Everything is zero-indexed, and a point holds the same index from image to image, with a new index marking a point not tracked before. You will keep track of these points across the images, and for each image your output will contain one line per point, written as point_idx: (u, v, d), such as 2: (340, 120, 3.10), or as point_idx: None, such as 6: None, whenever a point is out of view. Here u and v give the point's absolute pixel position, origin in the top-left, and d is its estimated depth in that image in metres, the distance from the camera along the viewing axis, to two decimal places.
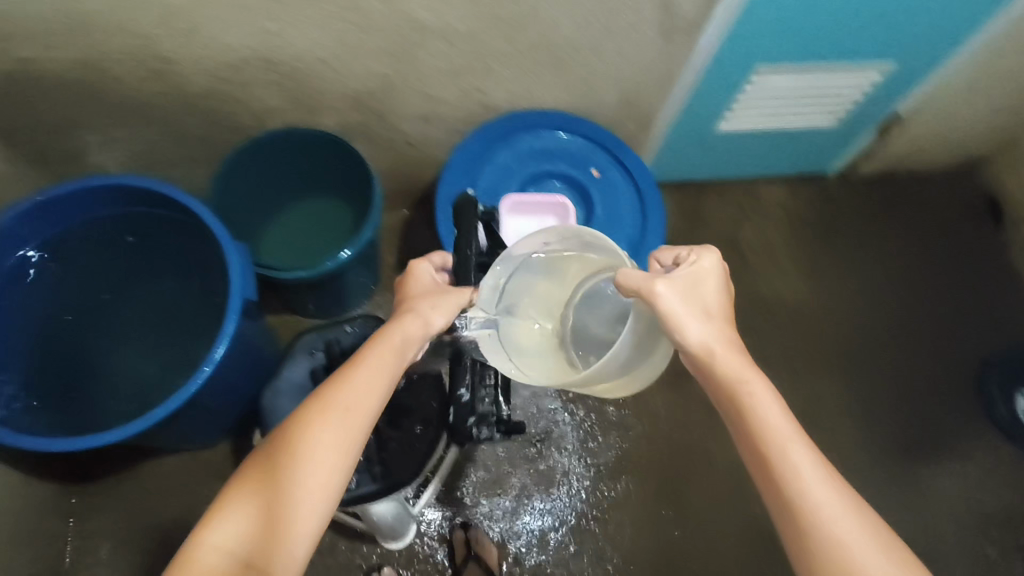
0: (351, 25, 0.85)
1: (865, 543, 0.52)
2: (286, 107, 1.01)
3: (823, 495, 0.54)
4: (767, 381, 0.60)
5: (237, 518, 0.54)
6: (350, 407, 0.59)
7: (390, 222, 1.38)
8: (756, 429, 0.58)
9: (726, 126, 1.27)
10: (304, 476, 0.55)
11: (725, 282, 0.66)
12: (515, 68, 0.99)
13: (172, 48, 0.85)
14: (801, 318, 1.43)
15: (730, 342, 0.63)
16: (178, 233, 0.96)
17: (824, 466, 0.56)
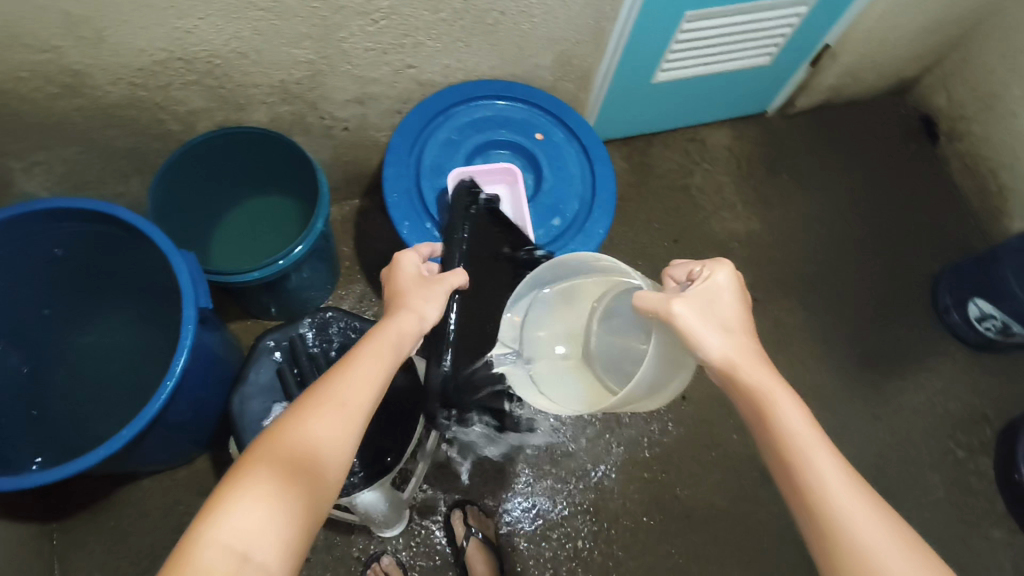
0: (265, 12, 0.83)
1: (896, 554, 0.48)
2: (213, 106, 0.98)
3: (850, 503, 0.51)
4: (790, 388, 0.58)
5: (249, 506, 0.50)
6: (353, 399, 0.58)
7: (343, 212, 1.36)
8: (779, 434, 0.55)
9: (664, 76, 1.28)
10: (310, 467, 0.53)
11: (743, 299, 0.65)
12: (444, 40, 0.98)
13: (86, 58, 0.81)
14: (758, 253, 1.46)
15: (754, 355, 0.61)
16: (123, 254, 0.93)
17: (847, 470, 0.53)
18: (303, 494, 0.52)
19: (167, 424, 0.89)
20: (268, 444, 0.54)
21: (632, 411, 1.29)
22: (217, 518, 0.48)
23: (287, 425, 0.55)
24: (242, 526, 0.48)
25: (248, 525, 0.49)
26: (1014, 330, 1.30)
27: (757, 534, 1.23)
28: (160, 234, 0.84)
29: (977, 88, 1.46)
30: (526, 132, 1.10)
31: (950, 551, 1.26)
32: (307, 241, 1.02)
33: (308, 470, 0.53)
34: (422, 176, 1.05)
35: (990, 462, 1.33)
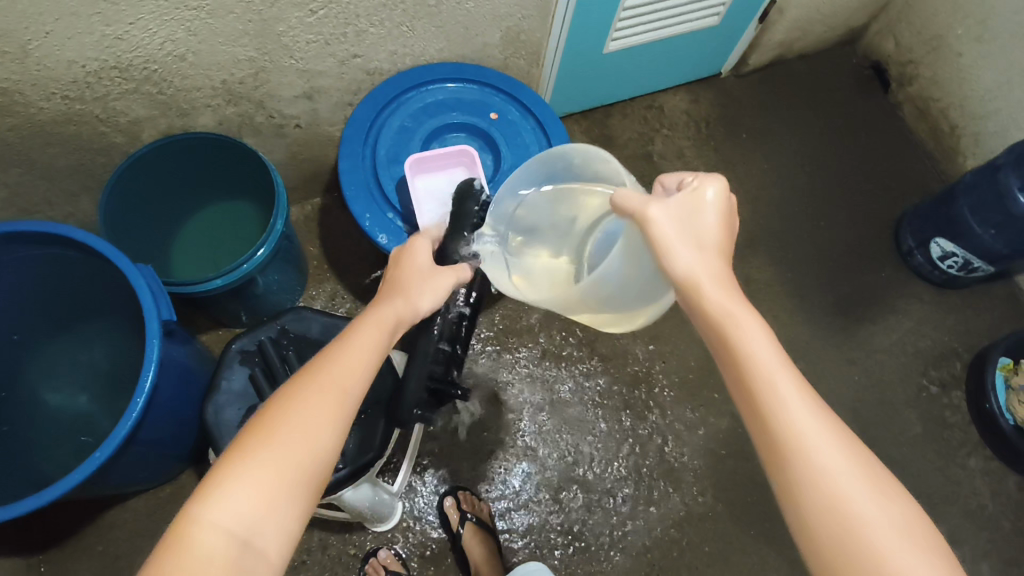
0: (197, 12, 0.81)
1: (855, 479, 0.48)
2: (156, 114, 0.95)
3: (812, 428, 0.50)
4: (760, 316, 0.56)
5: (237, 497, 0.49)
6: (345, 377, 0.56)
7: (306, 211, 1.34)
8: (743, 360, 0.53)
9: (615, 44, 1.27)
10: (300, 449, 0.52)
11: (728, 214, 0.62)
12: (387, 27, 0.96)
13: (15, 75, 0.78)
14: None
15: (722, 277, 0.59)
16: (80, 275, 0.91)
17: (813, 400, 0.51)
18: (296, 480, 0.51)
19: (143, 443, 0.87)
20: (255, 429, 0.52)
21: (614, 383, 1.30)
22: (208, 506, 0.48)
23: (273, 409, 0.54)
24: (235, 512, 0.48)
25: (241, 513, 0.48)
26: (974, 265, 1.34)
27: (745, 488, 1.26)
28: (114, 250, 0.82)
29: (922, 31, 1.48)
30: (480, 112, 1.09)
31: (930, 483, 1.30)
32: (269, 243, 1.01)
33: (300, 451, 0.52)
34: (378, 166, 1.03)
35: (962, 394, 1.36)
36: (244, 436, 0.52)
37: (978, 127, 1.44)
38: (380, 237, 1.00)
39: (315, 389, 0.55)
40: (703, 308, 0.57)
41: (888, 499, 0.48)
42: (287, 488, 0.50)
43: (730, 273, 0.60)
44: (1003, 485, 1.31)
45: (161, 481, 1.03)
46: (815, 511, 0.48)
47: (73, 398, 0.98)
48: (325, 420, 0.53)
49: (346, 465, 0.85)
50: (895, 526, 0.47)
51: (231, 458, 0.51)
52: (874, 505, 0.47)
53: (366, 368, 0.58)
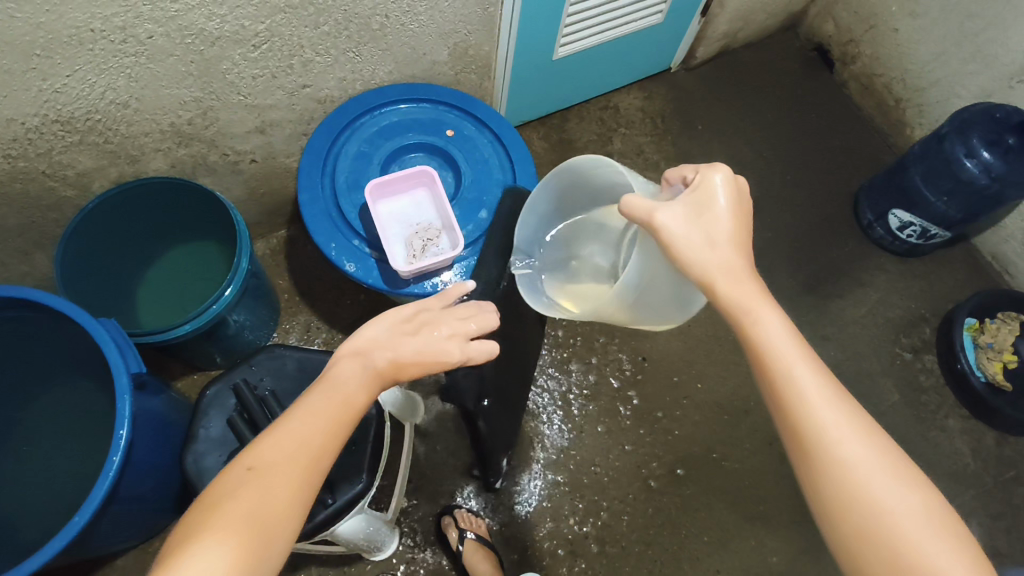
0: (135, 57, 0.80)
1: (877, 469, 0.50)
2: (104, 163, 0.93)
3: (828, 410, 0.52)
4: (779, 309, 0.58)
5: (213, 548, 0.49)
6: (323, 435, 0.58)
7: (273, 243, 1.32)
8: (764, 355, 0.55)
9: (563, 51, 1.28)
10: (274, 505, 0.53)
11: (740, 206, 0.62)
12: (331, 55, 0.95)
13: None
14: None
15: (739, 270, 0.59)
16: (42, 336, 0.88)
17: (834, 389, 0.53)
18: (267, 537, 0.52)
19: (124, 501, 0.85)
20: (237, 478, 0.54)
21: (600, 382, 1.31)
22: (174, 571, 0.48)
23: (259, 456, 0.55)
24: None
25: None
26: (932, 233, 1.37)
27: (736, 473, 1.27)
28: (76, 308, 0.80)
29: (858, 10, 1.52)
30: (436, 130, 1.09)
31: (913, 448, 1.33)
32: (235, 282, 0.99)
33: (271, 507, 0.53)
34: (338, 195, 1.03)
35: (935, 358, 1.40)
36: (218, 500, 0.52)
37: (922, 98, 1.48)
38: (347, 264, 0.99)
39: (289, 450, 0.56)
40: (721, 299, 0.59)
41: (906, 484, 0.50)
42: (261, 540, 0.51)
43: (747, 262, 0.61)
44: (982, 442, 1.34)
45: (147, 537, 1.00)
46: (836, 496, 0.50)
47: (48, 461, 0.95)
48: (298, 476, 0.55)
49: (332, 504, 0.83)
50: (919, 512, 0.49)
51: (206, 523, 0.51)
52: (894, 494, 0.49)
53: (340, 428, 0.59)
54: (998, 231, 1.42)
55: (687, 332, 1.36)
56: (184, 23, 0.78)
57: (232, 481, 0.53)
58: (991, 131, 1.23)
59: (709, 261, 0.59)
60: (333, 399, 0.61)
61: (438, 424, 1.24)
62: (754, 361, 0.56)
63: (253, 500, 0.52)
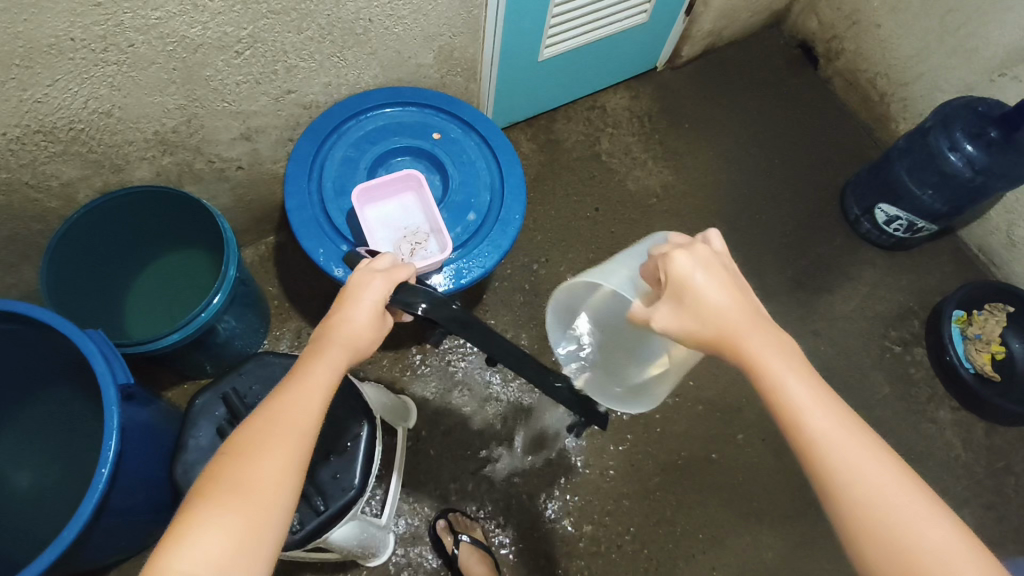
0: (117, 66, 0.79)
1: (905, 504, 0.48)
2: (88, 173, 0.92)
3: (858, 456, 0.50)
4: (788, 351, 0.55)
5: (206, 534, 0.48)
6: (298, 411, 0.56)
7: (262, 250, 1.32)
8: (781, 401, 0.53)
9: (548, 52, 1.28)
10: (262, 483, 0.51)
11: (718, 268, 0.60)
12: (315, 60, 0.95)
13: None
14: (677, 205, 1.49)
15: (745, 321, 0.57)
16: (29, 348, 0.87)
17: (853, 427, 0.51)
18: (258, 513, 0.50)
19: (115, 514, 0.84)
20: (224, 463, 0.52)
21: None
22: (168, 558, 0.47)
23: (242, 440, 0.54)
24: (204, 553, 0.47)
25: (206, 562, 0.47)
26: (918, 226, 1.38)
27: (728, 469, 1.27)
28: (62, 320, 0.79)
29: (841, 6, 1.53)
30: (423, 133, 1.09)
31: (904, 440, 1.33)
32: (223, 290, 0.98)
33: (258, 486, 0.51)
34: (325, 200, 1.02)
35: (923, 350, 1.41)
36: (208, 482, 0.52)
37: (905, 93, 1.49)
38: (336, 270, 0.99)
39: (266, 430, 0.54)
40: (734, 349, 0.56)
41: (943, 525, 0.48)
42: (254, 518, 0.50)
43: (754, 309, 0.58)
44: (972, 433, 1.35)
45: (138, 549, 0.99)
46: (869, 544, 0.48)
47: (37, 475, 0.94)
48: (280, 453, 0.53)
49: (322, 511, 0.83)
50: (952, 545, 0.47)
51: (195, 504, 0.50)
52: (925, 530, 0.47)
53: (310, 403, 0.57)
54: (984, 223, 1.43)
55: None
56: (166, 31, 0.78)
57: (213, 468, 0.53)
58: (975, 125, 1.21)
59: (712, 319, 0.57)
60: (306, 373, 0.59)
61: (431, 428, 1.24)
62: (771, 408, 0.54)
63: (234, 481, 0.51)
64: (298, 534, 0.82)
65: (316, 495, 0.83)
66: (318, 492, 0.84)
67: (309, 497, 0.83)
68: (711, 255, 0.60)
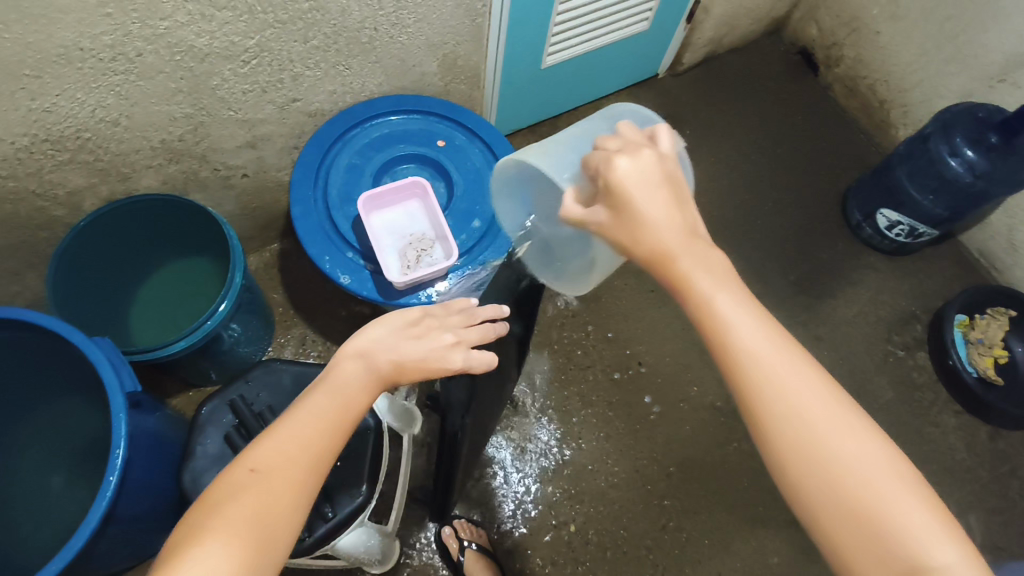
0: (125, 75, 0.80)
1: (839, 426, 0.48)
2: (95, 181, 0.93)
3: (792, 379, 0.49)
4: (731, 281, 0.53)
5: (210, 552, 0.48)
6: (323, 432, 0.57)
7: (266, 258, 1.32)
8: (716, 331, 0.51)
9: (550, 61, 1.29)
10: (270, 508, 0.52)
11: (657, 180, 0.56)
12: (320, 68, 0.95)
13: None
14: None
15: (684, 248, 0.54)
16: (36, 356, 0.88)
17: (791, 352, 0.51)
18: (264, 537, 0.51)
19: (123, 522, 0.84)
20: (234, 481, 0.53)
21: (596, 389, 1.31)
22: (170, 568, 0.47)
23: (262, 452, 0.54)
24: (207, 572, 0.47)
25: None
26: (920, 231, 1.39)
27: (733, 474, 1.27)
28: (70, 328, 0.80)
29: (840, 13, 1.54)
30: (428, 141, 1.09)
31: (908, 444, 1.33)
32: (229, 297, 0.99)
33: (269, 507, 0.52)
34: (331, 208, 1.03)
35: (927, 355, 1.41)
36: (218, 500, 0.52)
37: (905, 99, 1.50)
38: (342, 277, 0.99)
39: (291, 454, 0.54)
40: (667, 271, 0.54)
41: (868, 436, 0.49)
42: (262, 542, 0.50)
43: (690, 221, 0.56)
44: (976, 437, 1.35)
45: (144, 558, 0.99)
46: (803, 466, 0.48)
47: (43, 483, 0.94)
48: (299, 476, 0.54)
49: (331, 518, 0.83)
50: (882, 460, 0.48)
51: (205, 522, 0.50)
52: (858, 449, 0.48)
53: (338, 432, 0.58)
54: (984, 228, 1.44)
55: (681, 335, 1.36)
56: (173, 40, 0.78)
57: (236, 480, 0.52)
58: (974, 131, 1.23)
59: (646, 231, 0.54)
60: (339, 398, 0.60)
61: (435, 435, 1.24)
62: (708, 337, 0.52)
63: (259, 499, 0.51)
64: (305, 542, 0.82)
65: (325, 501, 0.83)
66: (327, 498, 0.84)
67: (318, 502, 0.83)
68: (655, 157, 0.57)
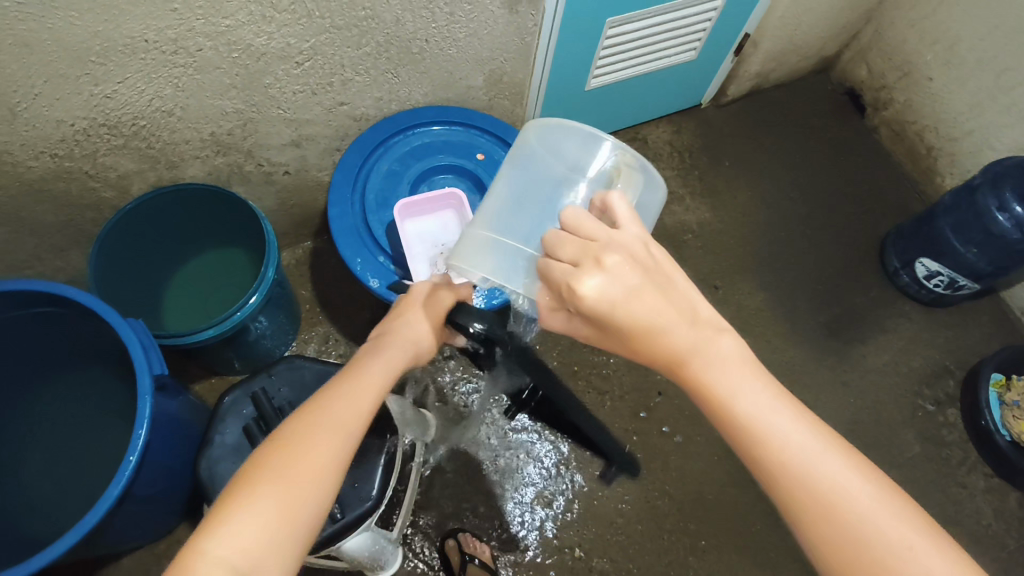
0: (185, 68, 0.82)
1: (891, 531, 0.47)
2: (145, 168, 0.96)
3: (831, 482, 0.48)
4: (755, 379, 0.52)
5: (243, 525, 0.48)
6: (349, 407, 0.58)
7: (299, 255, 1.34)
8: (748, 435, 0.51)
9: (593, 84, 1.30)
10: (306, 472, 0.52)
11: (634, 287, 0.53)
12: (369, 75, 0.97)
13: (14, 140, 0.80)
14: (713, 242, 1.49)
15: (700, 347, 0.53)
16: (71, 332, 0.90)
17: (827, 452, 0.49)
18: (296, 506, 0.51)
19: (137, 503, 0.85)
20: (263, 456, 0.53)
21: (614, 415, 1.30)
22: (212, 537, 0.48)
23: (293, 430, 0.55)
24: (244, 542, 0.48)
25: (255, 540, 0.48)
26: (960, 283, 1.35)
27: (747, 515, 1.25)
28: (107, 307, 0.82)
29: (892, 57, 1.52)
30: (467, 153, 1.10)
31: (932, 502, 1.29)
32: (260, 290, 1.00)
33: (304, 476, 0.52)
34: (367, 211, 1.05)
35: (958, 411, 1.37)
36: (249, 473, 0.52)
37: (954, 148, 1.47)
38: (371, 280, 1.00)
39: (322, 424, 0.55)
40: (690, 376, 0.53)
41: (936, 547, 0.46)
42: (293, 512, 0.50)
43: (695, 312, 0.55)
44: (1005, 502, 1.30)
45: (153, 540, 1.01)
46: None
47: (65, 458, 0.96)
48: (331, 448, 0.54)
49: (339, 519, 0.83)
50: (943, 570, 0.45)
51: (236, 494, 0.50)
52: (916, 558, 0.46)
53: (366, 407, 0.59)
54: None
55: None
56: (233, 38, 0.81)
57: (264, 453, 0.53)
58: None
59: (656, 337, 0.53)
60: (358, 378, 0.61)
61: (448, 446, 1.24)
62: (738, 442, 0.51)
63: (291, 468, 0.52)
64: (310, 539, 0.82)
65: (335, 502, 0.84)
66: (337, 500, 0.84)
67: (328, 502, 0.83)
68: (622, 265, 0.54)
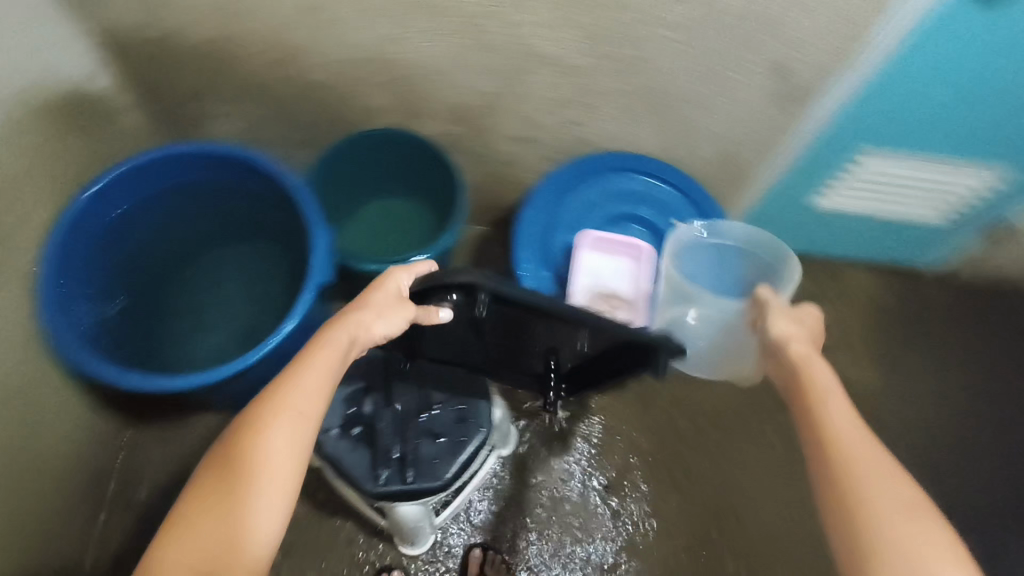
0: (467, 42, 0.91)
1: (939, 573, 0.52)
2: (393, 108, 1.07)
3: (895, 509, 0.55)
4: (853, 412, 0.64)
5: (197, 536, 0.55)
6: (292, 415, 0.61)
7: (472, 239, 1.40)
8: (837, 446, 0.60)
9: (821, 204, 1.20)
10: (253, 487, 0.58)
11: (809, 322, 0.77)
12: (614, 108, 1.00)
13: (317, 47, 0.94)
14: (880, 417, 1.30)
15: (822, 372, 0.68)
16: (278, 216, 1.03)
17: (900, 486, 0.57)
18: (243, 514, 0.57)
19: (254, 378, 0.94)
20: (211, 471, 0.59)
21: (691, 527, 1.19)
22: (174, 547, 0.55)
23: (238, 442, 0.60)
24: (199, 552, 0.55)
25: (209, 548, 0.55)
26: None
27: None
28: (313, 201, 0.94)
29: None
30: (665, 215, 1.12)
31: None
32: (430, 251, 1.06)
33: (251, 491, 0.57)
34: (553, 227, 1.09)
35: None
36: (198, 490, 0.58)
37: None
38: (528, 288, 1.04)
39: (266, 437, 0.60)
40: (802, 388, 0.66)
41: None
42: (241, 520, 0.56)
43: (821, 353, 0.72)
44: None
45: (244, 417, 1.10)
46: None
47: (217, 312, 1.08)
48: (276, 459, 0.59)
49: (407, 482, 0.85)
50: None
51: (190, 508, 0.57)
52: None
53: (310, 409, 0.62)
54: None
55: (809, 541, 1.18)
56: (518, 32, 0.87)
57: (208, 471, 0.59)
58: None
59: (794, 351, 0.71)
60: (300, 378, 0.64)
61: (518, 468, 1.22)
62: (823, 456, 0.60)
63: (235, 483, 0.58)
64: (375, 486, 0.85)
65: (411, 466, 0.86)
66: (413, 464, 0.86)
67: (405, 462, 0.86)
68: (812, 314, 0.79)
